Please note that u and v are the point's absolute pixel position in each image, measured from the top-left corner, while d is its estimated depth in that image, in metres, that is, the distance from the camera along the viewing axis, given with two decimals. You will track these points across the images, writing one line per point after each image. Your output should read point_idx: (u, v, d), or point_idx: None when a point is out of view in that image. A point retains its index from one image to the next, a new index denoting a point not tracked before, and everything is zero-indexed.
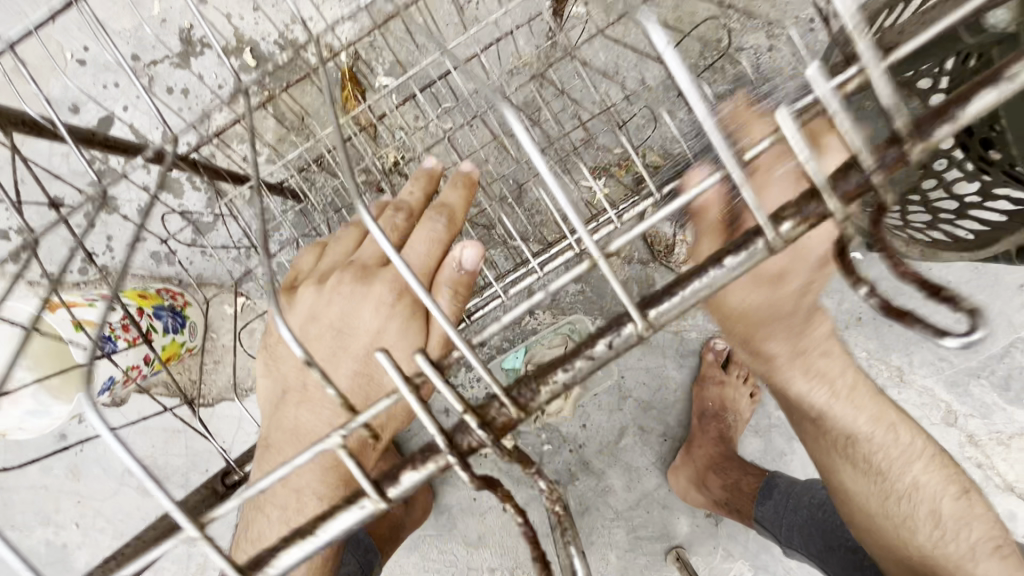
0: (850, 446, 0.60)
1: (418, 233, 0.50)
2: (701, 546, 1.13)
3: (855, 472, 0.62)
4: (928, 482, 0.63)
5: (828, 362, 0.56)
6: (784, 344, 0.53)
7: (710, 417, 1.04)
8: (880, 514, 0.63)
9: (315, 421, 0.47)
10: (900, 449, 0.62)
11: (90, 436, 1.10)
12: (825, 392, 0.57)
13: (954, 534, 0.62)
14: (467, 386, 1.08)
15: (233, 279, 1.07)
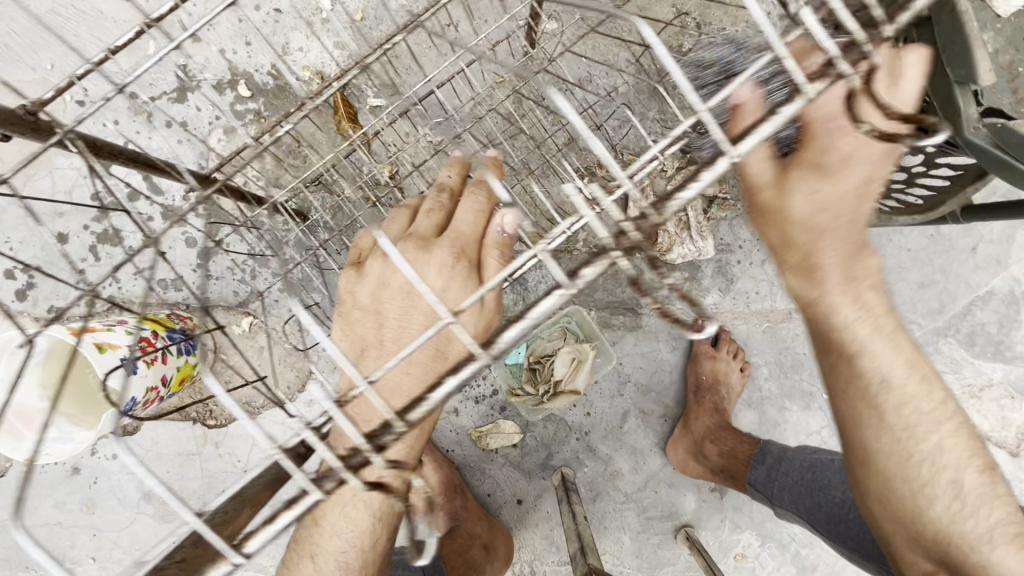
0: (879, 399, 0.59)
1: (467, 204, 0.56)
2: (709, 521, 1.18)
3: (880, 429, 0.60)
4: (956, 449, 0.60)
5: (876, 298, 0.57)
6: (840, 266, 0.54)
7: (706, 391, 1.10)
8: (900, 479, 0.60)
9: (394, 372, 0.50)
10: (931, 410, 0.60)
11: (104, 467, 1.11)
12: (866, 324, 0.57)
13: (976, 511, 0.59)
14: (475, 383, 1.14)
15: (241, 301, 1.11)
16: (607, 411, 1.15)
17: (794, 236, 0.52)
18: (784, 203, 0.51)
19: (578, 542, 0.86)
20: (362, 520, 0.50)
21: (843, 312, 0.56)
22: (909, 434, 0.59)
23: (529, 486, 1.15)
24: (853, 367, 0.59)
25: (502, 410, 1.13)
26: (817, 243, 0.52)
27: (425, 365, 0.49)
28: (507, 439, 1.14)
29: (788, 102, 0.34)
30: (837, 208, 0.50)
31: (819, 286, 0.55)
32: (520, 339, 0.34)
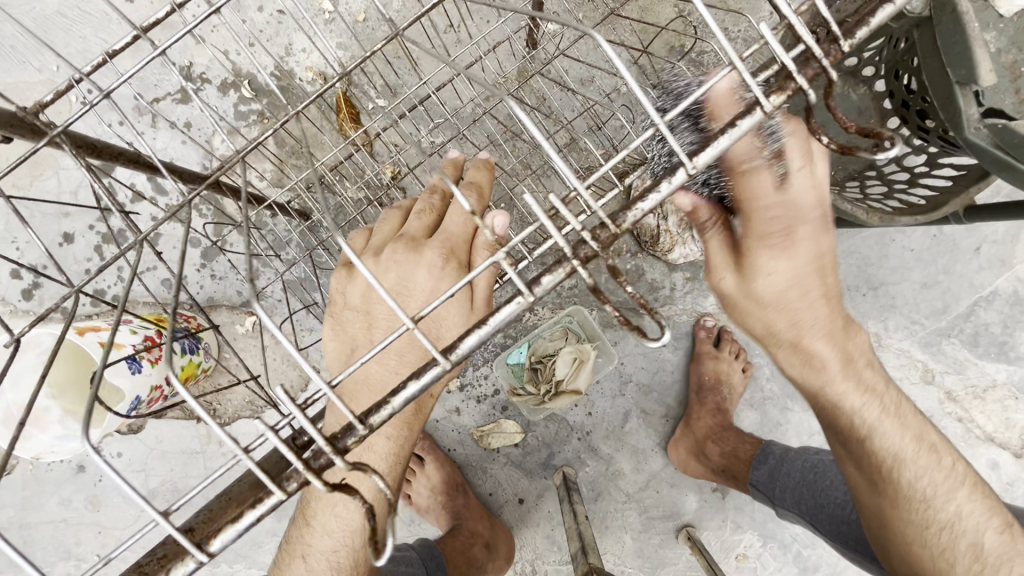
0: (893, 474, 0.63)
1: (457, 205, 0.56)
2: (711, 521, 1.18)
3: (894, 500, 0.65)
4: (973, 509, 0.66)
5: (872, 374, 0.60)
6: (835, 351, 0.56)
7: (707, 391, 1.10)
8: (921, 544, 0.66)
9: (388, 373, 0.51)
10: (943, 479, 0.65)
11: (109, 465, 1.12)
12: (874, 408, 0.60)
13: (996, 570, 0.64)
14: (477, 382, 1.14)
15: (244, 301, 1.12)
16: (608, 410, 1.15)
17: (778, 324, 0.53)
18: (749, 285, 0.51)
19: (578, 541, 0.86)
20: (351, 520, 0.50)
21: (848, 396, 0.58)
22: (926, 505, 0.64)
23: (530, 486, 1.16)
24: (865, 446, 0.62)
25: (504, 410, 1.13)
26: (800, 331, 0.53)
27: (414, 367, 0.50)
28: (509, 438, 1.14)
29: (751, 110, 0.34)
30: (801, 289, 0.51)
31: (823, 375, 0.57)
32: (481, 344, 0.34)
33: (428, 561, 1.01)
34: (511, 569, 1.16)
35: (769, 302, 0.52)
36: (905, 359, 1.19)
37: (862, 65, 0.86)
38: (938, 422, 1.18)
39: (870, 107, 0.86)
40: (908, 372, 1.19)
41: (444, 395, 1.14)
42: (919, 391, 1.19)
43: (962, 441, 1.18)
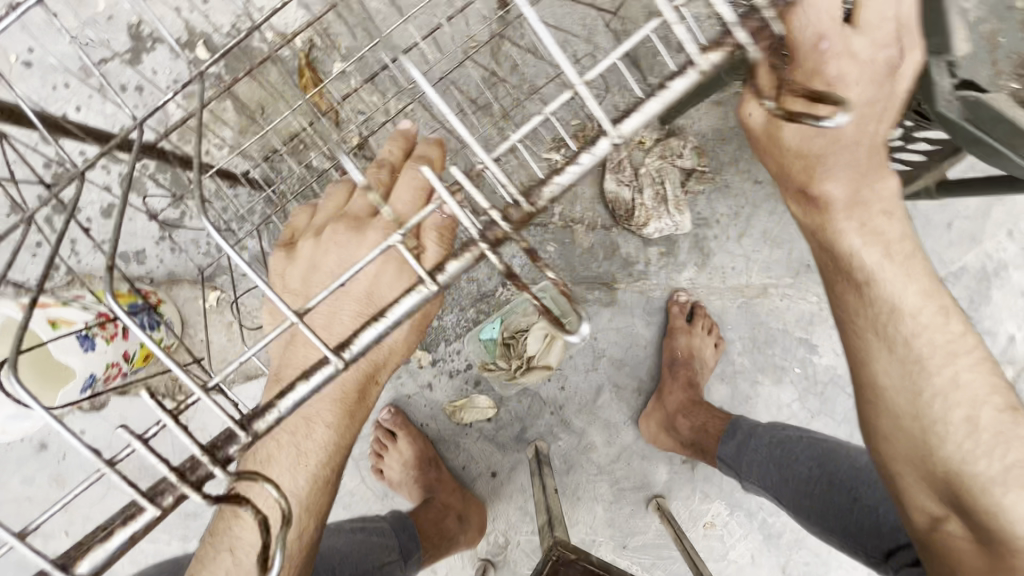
0: (890, 326, 0.62)
1: (407, 174, 0.54)
2: (680, 491, 1.21)
3: (905, 372, 0.62)
4: (972, 382, 0.62)
5: (887, 224, 0.61)
6: (844, 187, 0.59)
7: (680, 366, 1.10)
8: (922, 434, 0.62)
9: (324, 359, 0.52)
10: (943, 342, 0.62)
11: (72, 442, 1.10)
12: (874, 250, 0.61)
13: (990, 451, 0.60)
14: (448, 358, 1.13)
15: (207, 275, 1.08)
16: (580, 384, 1.16)
17: (813, 143, 0.57)
18: (777, 134, 0.57)
19: (545, 514, 0.86)
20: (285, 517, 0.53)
21: (848, 238, 0.61)
22: (919, 367, 0.62)
23: (503, 460, 1.16)
24: (862, 296, 0.63)
25: (475, 384, 1.13)
26: (826, 158, 0.57)
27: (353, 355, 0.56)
28: (481, 413, 1.14)
29: (683, 71, 0.38)
30: (850, 146, 0.57)
31: (827, 211, 0.61)
32: (306, 398, 0.37)
33: (400, 533, 0.97)
34: (484, 540, 1.18)
35: (794, 150, 0.58)
36: None
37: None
38: None
39: None
40: None
41: (416, 369, 1.13)
42: None
43: None
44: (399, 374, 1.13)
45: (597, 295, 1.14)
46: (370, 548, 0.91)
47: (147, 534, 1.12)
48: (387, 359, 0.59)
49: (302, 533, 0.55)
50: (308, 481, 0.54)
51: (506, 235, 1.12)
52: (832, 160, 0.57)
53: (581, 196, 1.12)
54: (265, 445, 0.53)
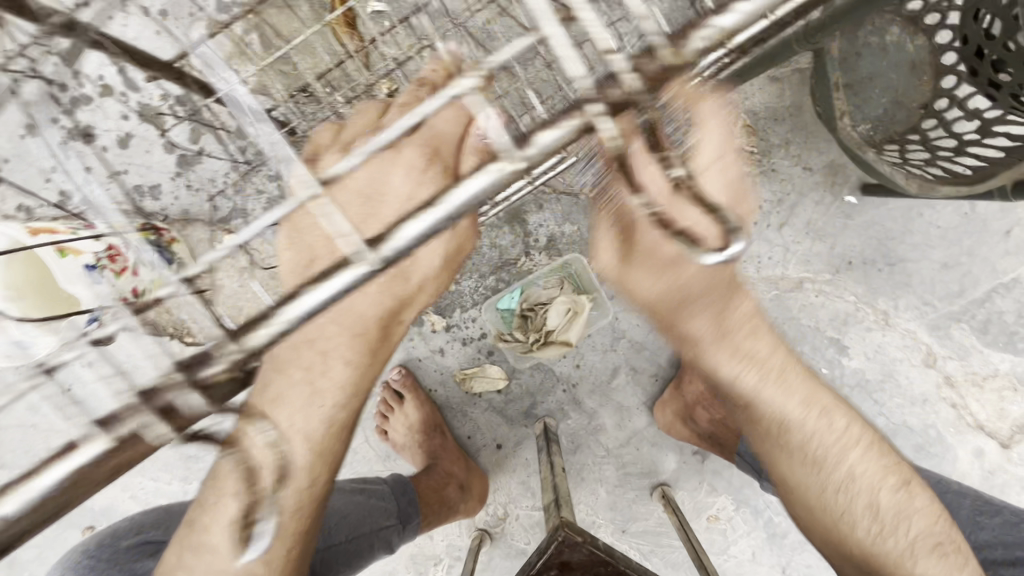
0: (783, 432, 0.67)
1: (450, 114, 0.62)
2: (687, 482, 1.18)
3: (792, 463, 0.68)
4: (867, 472, 0.67)
5: (759, 346, 0.66)
6: (707, 325, 0.64)
7: (702, 354, 1.05)
8: (820, 508, 0.67)
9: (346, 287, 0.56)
10: (842, 434, 0.67)
11: (79, 374, 1.09)
12: (755, 374, 0.66)
13: (894, 528, 0.65)
14: (464, 324, 1.09)
15: (222, 216, 1.04)
16: (596, 364, 1.12)
17: (689, 319, 0.63)
18: (632, 286, 0.62)
19: (552, 494, 0.83)
20: (295, 457, 0.57)
21: (726, 368, 0.66)
22: (818, 465, 0.67)
23: (509, 432, 1.14)
24: (747, 411, 0.68)
25: (489, 354, 1.09)
26: (688, 317, 0.63)
27: (380, 286, 0.57)
28: (491, 383, 1.11)
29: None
30: (688, 290, 0.61)
31: (696, 346, 0.65)
32: (417, 241, 0.35)
33: (400, 497, 0.95)
34: (483, 510, 1.16)
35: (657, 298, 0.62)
36: (910, 340, 1.14)
37: (924, 11, 0.83)
38: (932, 407, 1.15)
39: (925, 62, 0.85)
40: (910, 354, 1.14)
41: (428, 333, 1.10)
42: (919, 373, 1.15)
43: (951, 428, 1.15)
44: (411, 336, 1.10)
45: None
46: (369, 512, 0.90)
47: (149, 471, 1.12)
48: (414, 297, 0.61)
49: (313, 481, 0.60)
50: (323, 421, 0.58)
51: (534, 202, 1.07)
52: (698, 306, 0.61)
53: None
54: (278, 383, 0.56)
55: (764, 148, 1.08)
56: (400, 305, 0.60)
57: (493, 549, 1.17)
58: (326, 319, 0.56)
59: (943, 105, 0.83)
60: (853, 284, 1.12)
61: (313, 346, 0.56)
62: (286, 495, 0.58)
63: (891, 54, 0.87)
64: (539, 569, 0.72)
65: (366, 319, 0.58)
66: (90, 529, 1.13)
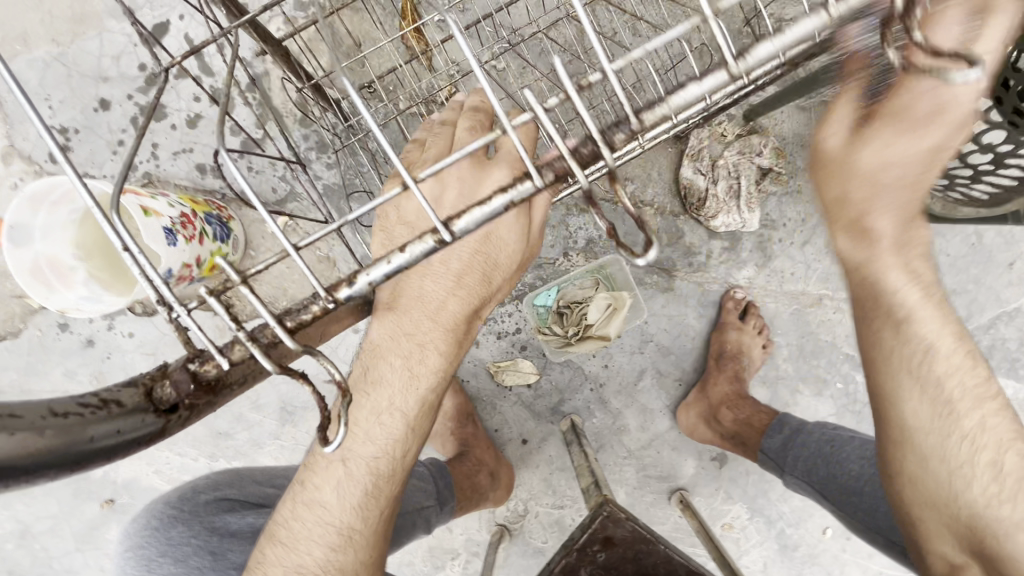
0: (922, 367, 0.56)
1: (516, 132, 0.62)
2: (703, 488, 1.21)
3: (921, 392, 0.56)
4: (997, 428, 0.57)
5: (924, 265, 0.54)
6: (894, 224, 0.50)
7: (727, 360, 1.10)
8: (935, 458, 0.57)
9: (436, 292, 0.60)
10: (973, 385, 0.57)
11: (118, 343, 1.10)
12: (915, 291, 0.54)
13: (1014, 495, 0.55)
14: (500, 319, 1.13)
15: (279, 199, 1.09)
16: (624, 366, 1.16)
17: (855, 191, 0.48)
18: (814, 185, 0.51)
19: (591, 476, 0.87)
20: (392, 430, 0.62)
21: (892, 277, 0.53)
22: (947, 408, 0.56)
23: (535, 428, 1.17)
24: (899, 333, 0.55)
25: (523, 349, 1.13)
26: (873, 201, 0.48)
27: (471, 288, 0.60)
28: (522, 377, 1.15)
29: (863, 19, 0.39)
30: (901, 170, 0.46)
31: (872, 246, 0.52)
32: (765, 60, 0.35)
33: (439, 479, 0.98)
34: (504, 506, 1.18)
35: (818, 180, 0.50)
36: None
37: None
38: None
39: None
40: None
41: None
42: None
43: None
44: None
45: (654, 280, 1.14)
46: (412, 489, 0.93)
47: (176, 445, 1.13)
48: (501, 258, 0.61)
49: (405, 452, 0.64)
50: (418, 402, 0.62)
51: (575, 206, 1.12)
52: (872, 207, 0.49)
53: (654, 180, 1.13)
54: (380, 368, 0.62)
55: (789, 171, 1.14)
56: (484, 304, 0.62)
57: (511, 545, 1.18)
58: (418, 319, 0.60)
59: None
60: None
61: (409, 340, 0.60)
62: (387, 461, 0.63)
63: None
64: (582, 544, 0.75)
65: (455, 317, 0.61)
66: (110, 501, 1.13)
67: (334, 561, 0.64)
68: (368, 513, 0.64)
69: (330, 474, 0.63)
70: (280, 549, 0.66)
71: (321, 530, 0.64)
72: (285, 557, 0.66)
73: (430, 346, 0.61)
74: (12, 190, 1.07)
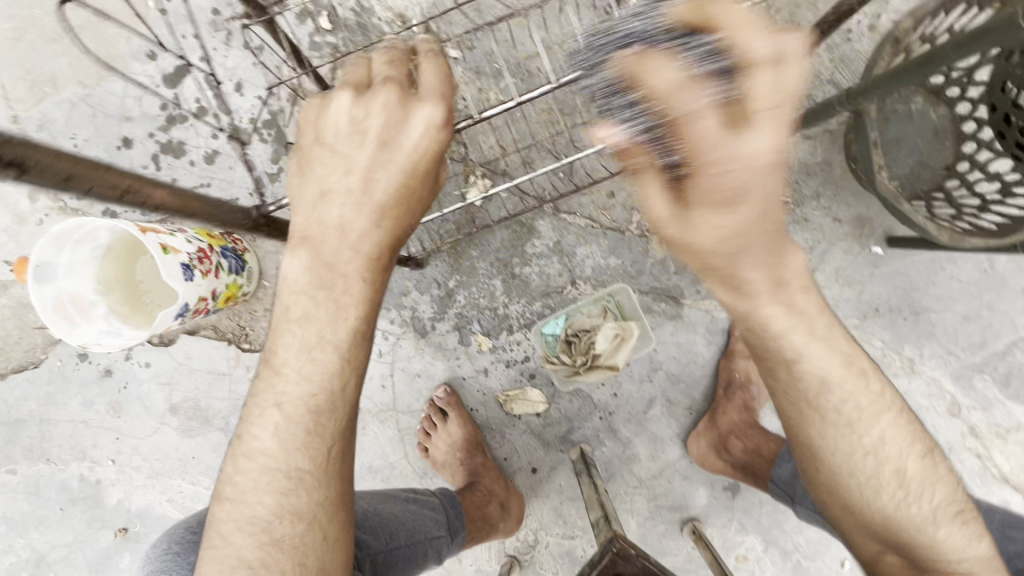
0: (820, 399, 0.59)
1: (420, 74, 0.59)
2: (716, 519, 1.19)
3: (821, 415, 0.60)
4: (890, 441, 0.61)
5: (805, 297, 0.57)
6: (766, 274, 0.52)
7: (737, 388, 1.10)
8: (846, 472, 0.61)
9: (341, 209, 0.59)
10: (868, 402, 0.60)
11: (135, 373, 1.13)
12: (801, 331, 0.56)
13: (922, 495, 0.61)
14: (509, 347, 1.14)
15: None
16: (634, 394, 1.16)
17: (747, 259, 0.50)
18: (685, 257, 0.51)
19: (601, 510, 0.86)
20: (326, 363, 0.60)
21: (775, 318, 0.55)
22: (849, 428, 0.60)
23: (545, 457, 1.16)
24: (792, 371, 0.58)
25: (531, 378, 1.14)
26: (733, 265, 0.50)
27: (372, 206, 0.59)
28: (531, 407, 1.15)
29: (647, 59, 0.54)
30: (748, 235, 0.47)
31: (749, 299, 0.54)
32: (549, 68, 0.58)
33: (449, 509, 0.97)
34: (514, 536, 1.17)
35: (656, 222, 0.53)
36: (934, 388, 1.18)
37: (947, 84, 0.92)
38: (957, 455, 1.18)
39: (946, 129, 0.94)
40: (935, 401, 1.18)
41: (475, 353, 1.15)
42: (944, 422, 1.18)
43: (976, 477, 1.18)
44: (457, 356, 1.15)
45: (663, 308, 1.15)
46: (423, 520, 0.91)
47: (189, 473, 1.14)
48: (414, 182, 0.60)
49: (344, 387, 0.61)
50: (348, 332, 0.60)
51: (583, 235, 1.14)
52: (746, 268, 0.51)
53: None
54: (303, 302, 0.60)
55: (795, 199, 1.15)
56: (402, 218, 0.60)
57: None
58: (332, 241, 0.59)
59: (964, 168, 0.92)
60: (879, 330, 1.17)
61: (331, 270, 0.60)
62: (325, 397, 0.60)
63: (916, 121, 0.96)
64: None
65: (365, 235, 0.59)
66: (123, 530, 1.14)
67: (287, 505, 0.59)
68: (314, 453, 0.60)
69: (265, 421, 0.61)
70: (229, 507, 0.61)
71: (267, 477, 0.60)
72: (235, 515, 0.60)
73: (349, 270, 0.60)
74: (38, 226, 1.11)
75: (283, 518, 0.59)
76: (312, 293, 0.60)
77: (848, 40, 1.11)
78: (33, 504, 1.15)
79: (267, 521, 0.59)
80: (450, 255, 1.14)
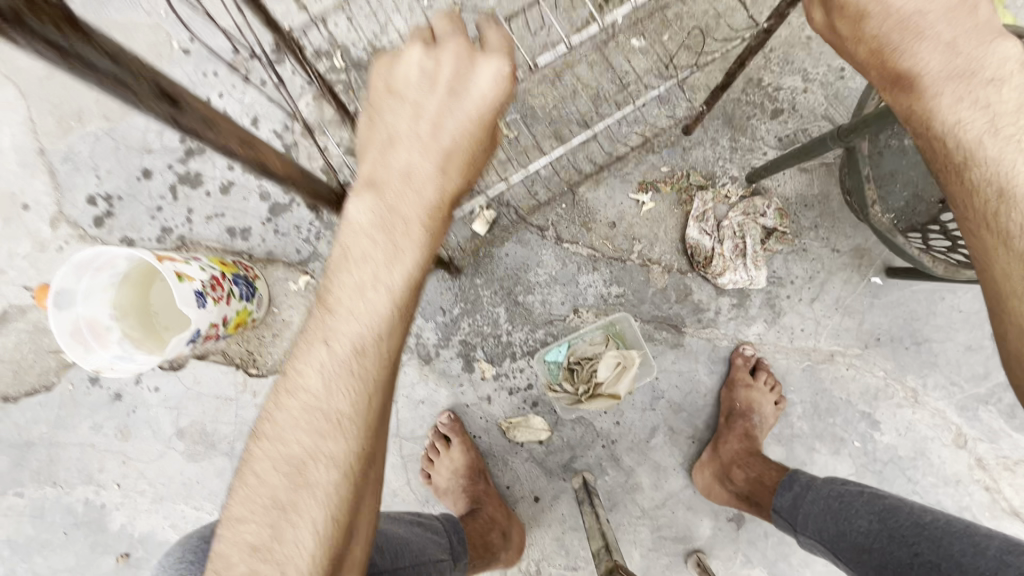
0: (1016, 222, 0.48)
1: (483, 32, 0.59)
2: (721, 551, 1.17)
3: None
4: None
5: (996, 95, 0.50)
6: (938, 57, 0.52)
7: (738, 417, 1.10)
8: None
9: (411, 155, 0.57)
10: None
11: (144, 398, 1.15)
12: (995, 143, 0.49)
13: None
14: (511, 374, 1.16)
15: (301, 260, 1.14)
16: (636, 422, 1.16)
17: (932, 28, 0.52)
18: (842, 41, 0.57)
19: (601, 540, 0.86)
20: (378, 307, 0.56)
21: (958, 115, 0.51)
22: None
23: (547, 485, 1.16)
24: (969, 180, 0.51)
25: (534, 405, 1.15)
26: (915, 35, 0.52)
27: (445, 152, 0.57)
28: (534, 434, 1.15)
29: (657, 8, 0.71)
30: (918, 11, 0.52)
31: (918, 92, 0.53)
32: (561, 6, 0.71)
33: (452, 533, 0.98)
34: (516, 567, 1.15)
35: (857, 49, 0.55)
36: (940, 419, 1.17)
37: None
38: (965, 487, 1.16)
39: None
40: (941, 432, 1.17)
41: (478, 380, 1.16)
42: (949, 453, 1.17)
43: (986, 510, 1.16)
44: (460, 383, 1.16)
45: (665, 336, 1.16)
46: (425, 543, 0.92)
47: (192, 498, 1.14)
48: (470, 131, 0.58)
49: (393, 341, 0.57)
50: (403, 278, 0.56)
51: (585, 264, 1.16)
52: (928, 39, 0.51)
53: (661, 238, 1.16)
54: (363, 244, 0.56)
55: (794, 230, 1.16)
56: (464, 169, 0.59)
57: None
58: (399, 185, 0.57)
59: None
60: (882, 360, 1.17)
61: (393, 214, 0.56)
62: (380, 342, 0.56)
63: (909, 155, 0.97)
64: None
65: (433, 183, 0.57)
66: (125, 555, 1.14)
67: (324, 449, 0.54)
68: (365, 398, 0.56)
69: (315, 357, 0.56)
70: (266, 445, 0.56)
71: (308, 417, 0.55)
72: (273, 453, 0.55)
73: (410, 216, 0.56)
74: (58, 253, 1.15)
75: (319, 464, 0.54)
76: (374, 234, 0.56)
77: (842, 79, 1.15)
78: (37, 528, 1.15)
79: (303, 463, 0.54)
80: (455, 282, 1.16)
